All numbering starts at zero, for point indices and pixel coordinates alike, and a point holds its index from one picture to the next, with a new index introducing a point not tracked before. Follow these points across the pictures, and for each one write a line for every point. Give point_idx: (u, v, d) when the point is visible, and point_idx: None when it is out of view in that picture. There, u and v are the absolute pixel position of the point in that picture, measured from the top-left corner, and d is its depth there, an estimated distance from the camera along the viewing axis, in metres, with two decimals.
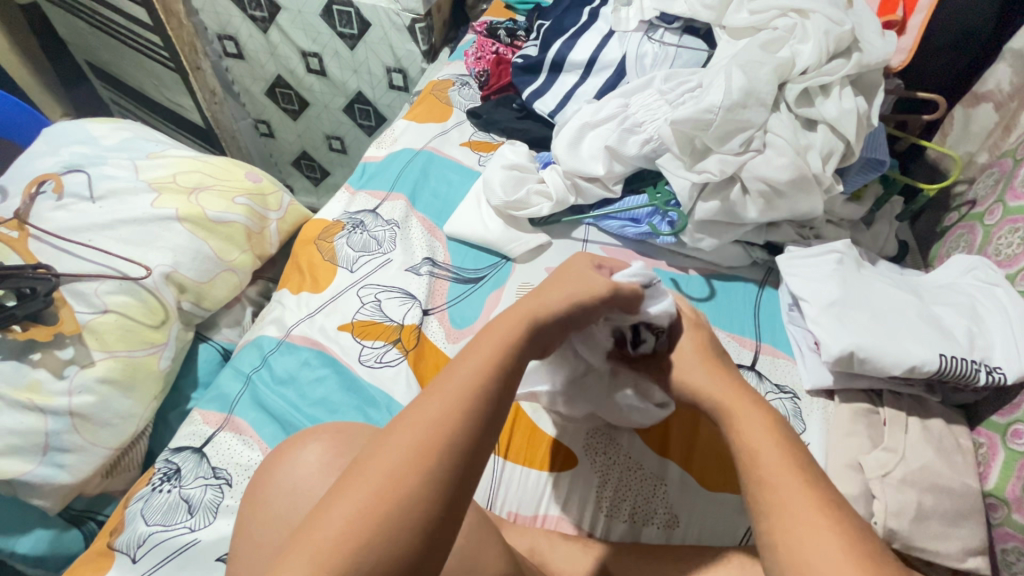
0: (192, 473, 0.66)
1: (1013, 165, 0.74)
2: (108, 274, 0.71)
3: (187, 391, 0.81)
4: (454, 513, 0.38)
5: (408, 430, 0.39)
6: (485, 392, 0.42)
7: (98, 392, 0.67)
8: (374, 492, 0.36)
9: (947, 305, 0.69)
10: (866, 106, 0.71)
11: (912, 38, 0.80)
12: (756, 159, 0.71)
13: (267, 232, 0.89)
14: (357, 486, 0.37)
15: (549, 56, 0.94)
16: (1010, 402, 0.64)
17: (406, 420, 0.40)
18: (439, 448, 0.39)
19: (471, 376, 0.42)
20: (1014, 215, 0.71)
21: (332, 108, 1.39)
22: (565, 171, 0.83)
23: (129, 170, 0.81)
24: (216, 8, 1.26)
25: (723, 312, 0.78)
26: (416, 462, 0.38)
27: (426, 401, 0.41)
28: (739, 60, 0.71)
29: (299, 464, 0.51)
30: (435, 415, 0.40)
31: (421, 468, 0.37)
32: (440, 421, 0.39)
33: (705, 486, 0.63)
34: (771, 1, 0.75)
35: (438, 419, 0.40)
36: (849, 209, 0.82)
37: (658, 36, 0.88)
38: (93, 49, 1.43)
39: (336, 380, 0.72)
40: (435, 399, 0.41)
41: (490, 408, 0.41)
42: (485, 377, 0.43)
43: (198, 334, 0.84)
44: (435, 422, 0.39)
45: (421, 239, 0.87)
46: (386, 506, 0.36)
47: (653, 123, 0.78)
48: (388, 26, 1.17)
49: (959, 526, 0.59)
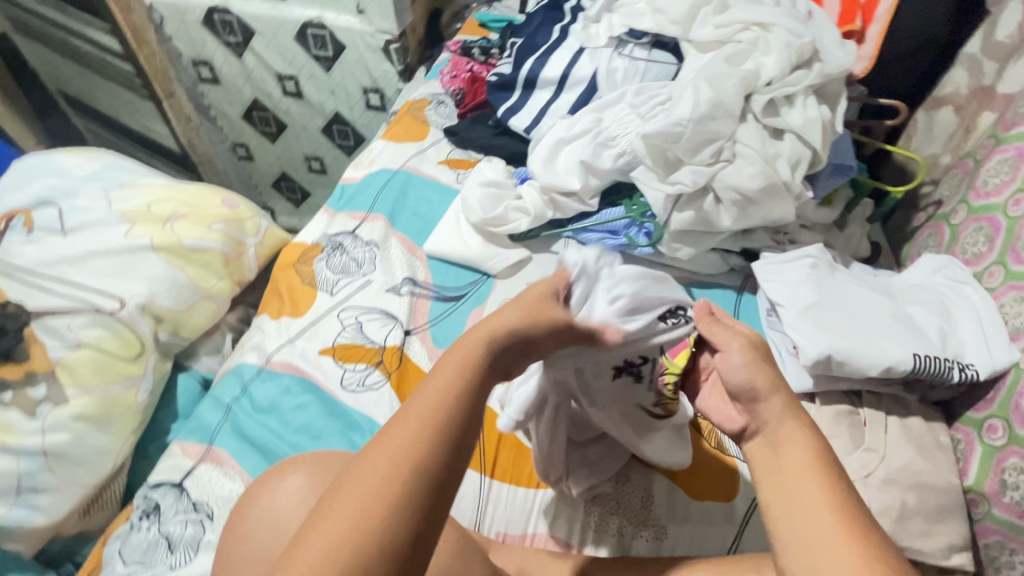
0: (172, 509, 0.64)
1: (976, 165, 0.76)
2: (82, 309, 0.70)
3: (166, 423, 0.80)
4: (427, 546, 0.36)
5: (377, 461, 0.37)
6: (452, 415, 0.39)
7: (73, 429, 0.65)
8: (335, 537, 0.34)
9: (919, 304, 0.71)
10: (830, 114, 0.73)
11: (872, 46, 0.84)
12: (727, 168, 0.72)
13: (245, 258, 0.88)
14: (315, 536, 0.34)
15: (522, 73, 0.95)
16: (983, 398, 0.65)
17: (372, 452, 0.38)
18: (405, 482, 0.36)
19: (438, 401, 0.40)
20: (978, 215, 0.73)
21: (310, 129, 1.39)
22: (543, 187, 0.83)
23: (101, 202, 0.80)
24: (190, 34, 1.26)
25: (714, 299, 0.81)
26: (384, 495, 0.35)
27: (390, 430, 0.39)
28: (706, 74, 0.73)
29: (279, 494, 0.51)
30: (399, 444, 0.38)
31: (389, 496, 0.35)
32: (409, 446, 0.38)
33: (692, 496, 0.63)
34: (733, 16, 0.78)
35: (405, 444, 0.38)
36: (822, 213, 0.83)
37: (627, 52, 0.89)
38: (65, 79, 1.42)
39: (318, 406, 0.71)
40: (398, 433, 0.38)
41: (455, 431, 0.39)
42: (451, 395, 0.41)
43: (177, 364, 0.83)
44: (402, 448, 0.37)
45: (401, 259, 0.87)
46: (359, 536, 0.34)
47: (625, 137, 0.79)
48: (363, 48, 1.19)
49: (940, 523, 0.60)
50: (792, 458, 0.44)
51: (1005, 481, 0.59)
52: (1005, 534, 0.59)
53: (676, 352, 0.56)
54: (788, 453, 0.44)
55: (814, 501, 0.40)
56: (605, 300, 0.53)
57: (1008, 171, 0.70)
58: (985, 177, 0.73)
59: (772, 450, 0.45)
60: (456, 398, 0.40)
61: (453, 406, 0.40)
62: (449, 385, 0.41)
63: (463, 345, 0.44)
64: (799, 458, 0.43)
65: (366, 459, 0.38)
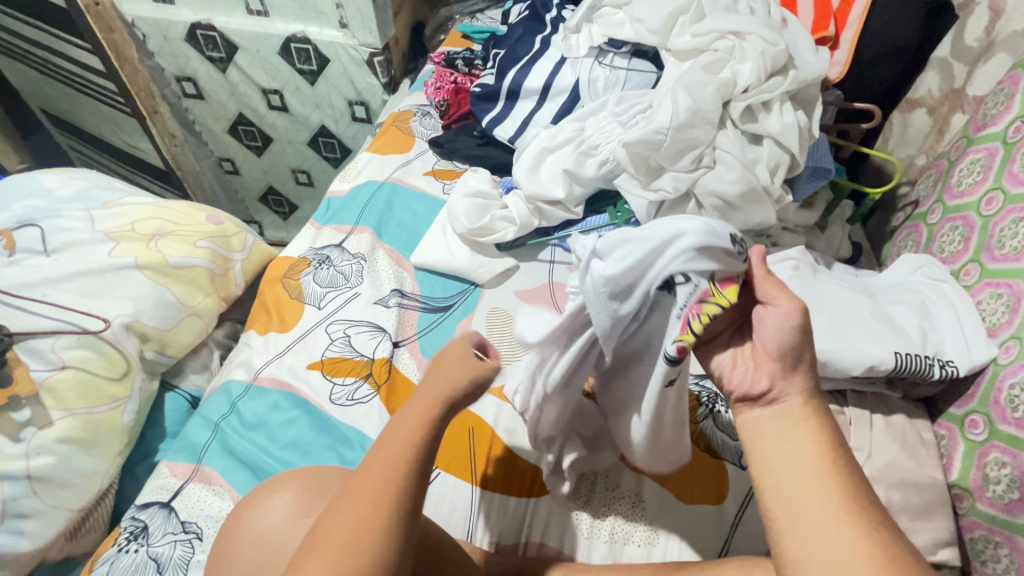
0: (160, 529, 0.64)
1: (949, 166, 0.78)
2: (66, 330, 0.69)
3: (154, 442, 0.79)
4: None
5: (349, 517, 0.42)
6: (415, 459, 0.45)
7: (58, 451, 0.65)
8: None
9: (900, 303, 0.72)
10: (806, 120, 0.75)
11: (846, 52, 0.85)
12: (708, 174, 0.73)
13: (231, 273, 0.88)
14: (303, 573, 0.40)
15: (505, 84, 0.96)
16: (964, 394, 0.66)
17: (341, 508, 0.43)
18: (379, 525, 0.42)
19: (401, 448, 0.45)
20: (953, 214, 0.75)
21: (297, 142, 1.39)
22: (527, 196, 0.84)
23: (85, 221, 0.80)
24: (173, 51, 1.26)
25: None
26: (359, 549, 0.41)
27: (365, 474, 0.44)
28: (684, 82, 0.74)
29: (269, 513, 0.52)
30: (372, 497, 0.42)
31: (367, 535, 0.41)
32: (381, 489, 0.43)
33: (683, 500, 0.64)
34: (710, 25, 0.79)
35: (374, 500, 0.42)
36: (802, 215, 0.85)
37: (608, 61, 0.90)
38: (46, 97, 1.41)
39: (307, 421, 0.71)
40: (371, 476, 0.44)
41: (417, 481, 0.44)
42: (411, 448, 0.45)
43: (164, 383, 0.83)
44: (370, 505, 0.42)
45: (388, 271, 0.87)
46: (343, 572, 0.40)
47: (608, 145, 0.80)
48: (347, 62, 1.19)
49: (926, 520, 0.61)
50: (794, 444, 0.44)
51: (988, 476, 0.60)
52: (990, 528, 0.59)
53: (725, 285, 0.47)
54: (795, 446, 0.44)
55: (820, 494, 0.41)
56: (619, 250, 0.51)
57: (981, 171, 0.71)
58: (960, 177, 0.75)
59: (773, 437, 0.45)
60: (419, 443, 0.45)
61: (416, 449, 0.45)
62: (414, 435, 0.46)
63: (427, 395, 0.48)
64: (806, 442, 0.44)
65: (337, 515, 0.42)
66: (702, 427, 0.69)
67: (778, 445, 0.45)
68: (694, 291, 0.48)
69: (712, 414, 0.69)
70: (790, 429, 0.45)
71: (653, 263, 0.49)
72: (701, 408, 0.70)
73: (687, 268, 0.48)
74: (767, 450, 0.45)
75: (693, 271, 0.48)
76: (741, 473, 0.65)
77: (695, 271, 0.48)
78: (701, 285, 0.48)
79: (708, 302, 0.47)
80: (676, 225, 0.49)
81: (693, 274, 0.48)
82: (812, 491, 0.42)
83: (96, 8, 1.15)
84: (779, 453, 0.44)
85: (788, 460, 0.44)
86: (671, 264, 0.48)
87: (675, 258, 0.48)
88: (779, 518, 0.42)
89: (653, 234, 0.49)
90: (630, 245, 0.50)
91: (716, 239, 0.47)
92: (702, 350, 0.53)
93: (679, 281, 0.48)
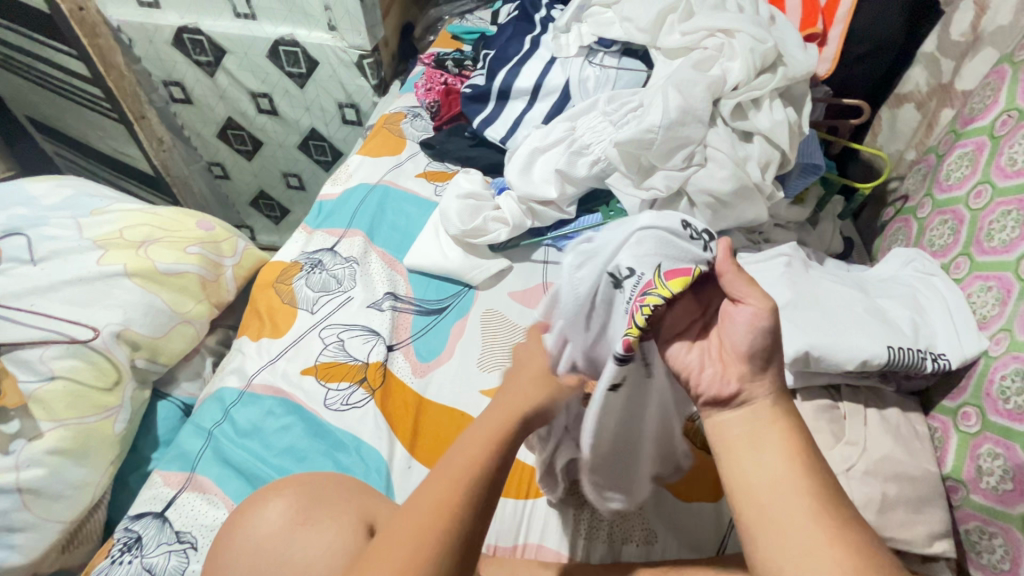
0: (154, 540, 0.63)
1: (938, 160, 0.79)
2: (55, 340, 0.68)
3: (147, 451, 0.78)
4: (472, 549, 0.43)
5: (421, 508, 0.43)
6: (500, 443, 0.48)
7: (48, 463, 0.64)
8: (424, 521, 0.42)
9: (892, 297, 0.72)
10: (795, 116, 0.76)
11: (834, 48, 0.85)
12: (699, 173, 0.74)
13: (223, 279, 0.88)
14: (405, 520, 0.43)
15: (495, 85, 0.96)
16: (957, 386, 0.67)
17: (414, 499, 0.44)
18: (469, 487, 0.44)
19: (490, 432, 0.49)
20: (943, 208, 0.75)
21: (287, 146, 1.39)
22: (520, 197, 0.84)
23: (72, 229, 0.79)
24: (160, 55, 1.24)
25: None
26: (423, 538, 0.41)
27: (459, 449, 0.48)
28: (674, 80, 0.74)
29: (259, 522, 0.52)
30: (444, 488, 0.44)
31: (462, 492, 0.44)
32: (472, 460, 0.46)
33: (680, 498, 0.64)
34: (699, 23, 0.79)
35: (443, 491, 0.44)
36: (794, 211, 0.85)
37: (598, 60, 0.90)
38: (31, 103, 1.39)
39: (302, 427, 0.70)
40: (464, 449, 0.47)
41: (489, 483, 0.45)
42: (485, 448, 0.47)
43: (156, 392, 0.82)
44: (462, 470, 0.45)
45: (381, 274, 0.86)
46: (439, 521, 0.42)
47: (599, 144, 0.80)
48: (336, 64, 1.18)
49: (921, 512, 0.62)
50: (764, 449, 0.45)
51: (981, 467, 0.61)
52: (984, 519, 0.60)
53: (672, 278, 0.48)
54: (765, 448, 0.45)
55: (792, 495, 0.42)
56: (588, 243, 0.55)
57: (969, 165, 0.72)
58: (948, 172, 0.75)
59: (741, 439, 0.47)
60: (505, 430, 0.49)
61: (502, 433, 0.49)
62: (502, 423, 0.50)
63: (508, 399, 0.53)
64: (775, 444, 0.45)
65: (409, 504, 0.44)
66: (698, 425, 0.68)
67: (748, 446, 0.46)
68: (638, 283, 0.50)
69: None
70: (758, 432, 0.46)
71: (608, 253, 0.53)
72: None
73: (632, 260, 0.51)
74: (736, 453, 0.46)
75: (642, 262, 0.51)
76: None
77: (642, 262, 0.51)
78: (645, 278, 0.50)
79: (651, 294, 0.48)
80: (634, 222, 0.53)
81: (639, 265, 0.51)
82: (785, 493, 0.43)
83: (79, 13, 1.14)
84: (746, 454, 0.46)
85: (759, 465, 0.45)
86: (623, 254, 0.52)
87: (626, 250, 0.52)
88: (755, 523, 0.43)
89: (617, 230, 0.54)
90: (596, 239, 0.55)
91: (666, 232, 0.51)
92: (665, 346, 0.52)
93: (625, 273, 0.51)
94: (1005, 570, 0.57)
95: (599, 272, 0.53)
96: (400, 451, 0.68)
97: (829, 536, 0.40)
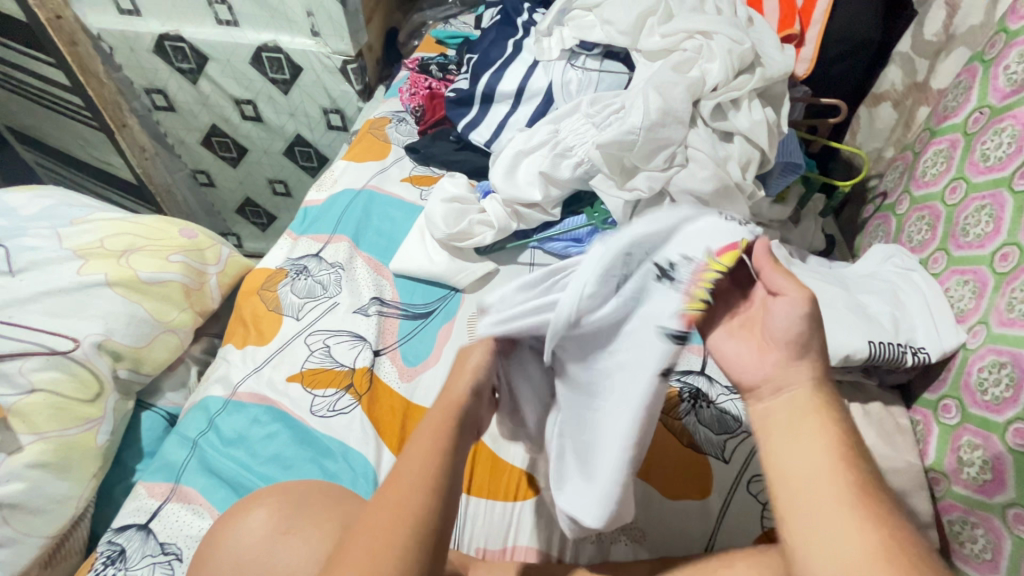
0: (139, 553, 0.62)
1: (914, 157, 0.80)
2: (34, 351, 0.67)
3: (130, 463, 0.77)
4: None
5: (365, 550, 0.40)
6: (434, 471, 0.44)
7: (28, 477, 0.63)
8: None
9: (871, 293, 0.73)
10: (774, 116, 0.77)
11: (812, 49, 0.86)
12: (680, 173, 0.74)
13: (207, 287, 0.87)
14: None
15: (479, 88, 0.96)
16: (937, 379, 0.68)
17: (357, 540, 0.41)
18: (403, 530, 0.41)
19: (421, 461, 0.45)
20: (920, 204, 0.77)
21: (272, 152, 1.38)
22: (505, 199, 0.84)
23: (51, 240, 0.78)
24: (141, 63, 1.23)
25: None
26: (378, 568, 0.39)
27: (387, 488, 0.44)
28: (655, 82, 0.75)
29: (245, 531, 0.52)
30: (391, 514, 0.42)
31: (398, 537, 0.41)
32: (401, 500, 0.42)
33: (668, 497, 0.64)
34: (678, 25, 0.80)
35: (393, 517, 0.42)
36: (776, 210, 0.86)
37: (580, 63, 0.91)
38: (10, 113, 1.37)
39: (288, 434, 0.70)
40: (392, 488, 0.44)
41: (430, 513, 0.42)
42: (431, 459, 0.45)
43: (140, 402, 0.81)
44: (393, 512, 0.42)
45: (367, 279, 0.86)
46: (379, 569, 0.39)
47: (582, 146, 0.80)
48: (320, 70, 1.18)
49: (904, 504, 0.62)
50: (802, 437, 0.42)
51: (961, 458, 0.62)
52: (965, 510, 0.61)
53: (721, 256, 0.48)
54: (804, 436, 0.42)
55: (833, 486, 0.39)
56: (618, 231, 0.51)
57: (944, 162, 0.73)
58: (925, 169, 0.77)
59: (778, 428, 0.43)
60: (437, 457, 0.45)
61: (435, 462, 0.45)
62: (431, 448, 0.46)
63: (432, 416, 0.49)
64: (813, 433, 0.42)
65: (351, 547, 0.41)
66: (685, 423, 0.68)
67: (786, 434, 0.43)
68: (693, 269, 0.48)
69: (694, 410, 0.69)
70: (797, 420, 0.43)
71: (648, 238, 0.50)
72: (684, 404, 0.70)
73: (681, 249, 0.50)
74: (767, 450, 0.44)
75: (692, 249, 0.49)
76: (725, 468, 0.65)
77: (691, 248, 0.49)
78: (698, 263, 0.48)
79: (706, 271, 0.48)
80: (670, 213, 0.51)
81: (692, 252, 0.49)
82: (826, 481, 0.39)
83: (57, 22, 1.14)
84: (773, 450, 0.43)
85: (799, 454, 0.41)
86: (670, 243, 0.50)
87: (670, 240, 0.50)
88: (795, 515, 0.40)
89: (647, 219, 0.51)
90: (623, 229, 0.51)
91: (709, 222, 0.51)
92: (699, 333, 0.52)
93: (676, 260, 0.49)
94: (987, 560, 0.58)
95: (643, 261, 0.50)
96: (387, 456, 0.68)
97: (866, 520, 0.37)
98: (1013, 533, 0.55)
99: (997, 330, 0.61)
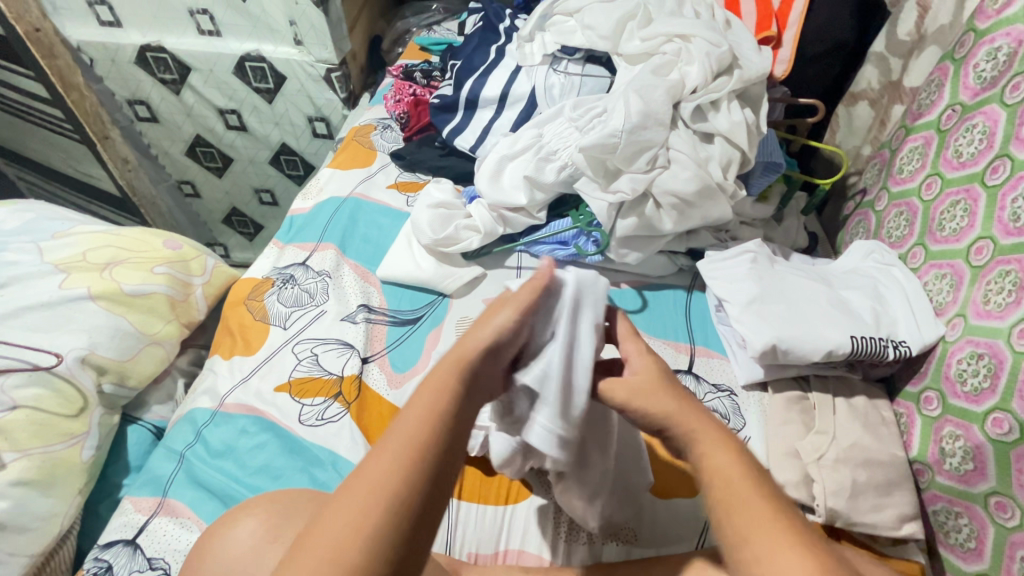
0: (126, 568, 0.61)
1: (892, 154, 0.82)
2: (17, 367, 0.66)
3: (117, 478, 0.76)
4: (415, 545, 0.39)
5: (344, 509, 0.38)
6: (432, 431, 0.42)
7: (13, 496, 0.62)
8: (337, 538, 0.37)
9: (853, 288, 0.74)
10: (753, 117, 0.78)
11: (789, 50, 0.87)
12: (663, 174, 0.75)
13: (193, 299, 0.86)
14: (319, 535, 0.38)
15: (462, 94, 0.97)
16: (919, 371, 0.69)
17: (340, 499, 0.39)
18: (393, 486, 0.39)
19: (419, 417, 0.42)
20: (898, 201, 0.78)
21: (258, 161, 1.37)
22: (490, 204, 0.84)
23: (33, 254, 0.77)
24: (123, 74, 1.22)
25: (661, 316, 0.82)
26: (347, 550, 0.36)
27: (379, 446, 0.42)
28: (635, 86, 0.75)
29: (233, 544, 0.52)
30: (367, 491, 0.39)
31: (384, 496, 0.38)
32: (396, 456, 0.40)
33: (658, 496, 0.65)
34: (657, 29, 0.81)
35: (371, 489, 0.39)
36: (759, 209, 0.87)
37: (562, 68, 0.92)
38: None
39: (277, 445, 0.69)
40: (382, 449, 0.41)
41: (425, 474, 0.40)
42: (423, 433, 0.41)
43: (126, 416, 0.80)
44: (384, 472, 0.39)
45: (354, 286, 0.86)
46: (362, 533, 0.37)
47: (566, 150, 0.81)
48: (304, 78, 1.18)
49: (891, 495, 0.62)
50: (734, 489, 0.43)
51: (944, 449, 0.63)
52: (949, 500, 0.62)
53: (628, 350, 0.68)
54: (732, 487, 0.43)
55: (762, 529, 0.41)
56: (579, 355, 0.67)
57: (920, 158, 0.75)
58: (901, 165, 0.78)
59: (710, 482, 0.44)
60: (436, 417, 0.42)
61: (431, 421, 0.42)
62: (429, 407, 0.43)
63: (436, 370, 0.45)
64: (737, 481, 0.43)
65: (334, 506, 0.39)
66: None
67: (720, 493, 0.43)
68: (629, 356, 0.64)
69: None
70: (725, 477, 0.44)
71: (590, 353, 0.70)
72: None
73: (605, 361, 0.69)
74: (717, 499, 0.43)
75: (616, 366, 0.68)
76: None
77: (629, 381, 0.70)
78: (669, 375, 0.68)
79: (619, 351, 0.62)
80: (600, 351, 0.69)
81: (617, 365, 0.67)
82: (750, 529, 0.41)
83: (36, 35, 1.13)
84: (717, 484, 0.44)
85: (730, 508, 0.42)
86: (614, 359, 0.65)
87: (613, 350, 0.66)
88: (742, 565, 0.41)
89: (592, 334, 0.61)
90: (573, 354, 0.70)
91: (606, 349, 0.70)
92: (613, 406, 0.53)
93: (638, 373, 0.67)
94: (972, 548, 0.59)
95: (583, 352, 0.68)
96: None
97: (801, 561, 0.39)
98: (996, 521, 0.56)
99: (975, 322, 0.62)
